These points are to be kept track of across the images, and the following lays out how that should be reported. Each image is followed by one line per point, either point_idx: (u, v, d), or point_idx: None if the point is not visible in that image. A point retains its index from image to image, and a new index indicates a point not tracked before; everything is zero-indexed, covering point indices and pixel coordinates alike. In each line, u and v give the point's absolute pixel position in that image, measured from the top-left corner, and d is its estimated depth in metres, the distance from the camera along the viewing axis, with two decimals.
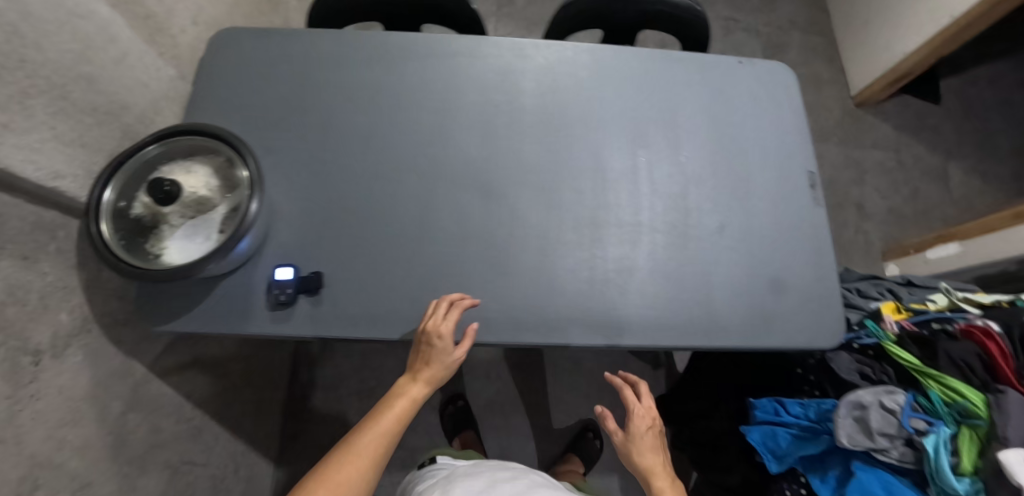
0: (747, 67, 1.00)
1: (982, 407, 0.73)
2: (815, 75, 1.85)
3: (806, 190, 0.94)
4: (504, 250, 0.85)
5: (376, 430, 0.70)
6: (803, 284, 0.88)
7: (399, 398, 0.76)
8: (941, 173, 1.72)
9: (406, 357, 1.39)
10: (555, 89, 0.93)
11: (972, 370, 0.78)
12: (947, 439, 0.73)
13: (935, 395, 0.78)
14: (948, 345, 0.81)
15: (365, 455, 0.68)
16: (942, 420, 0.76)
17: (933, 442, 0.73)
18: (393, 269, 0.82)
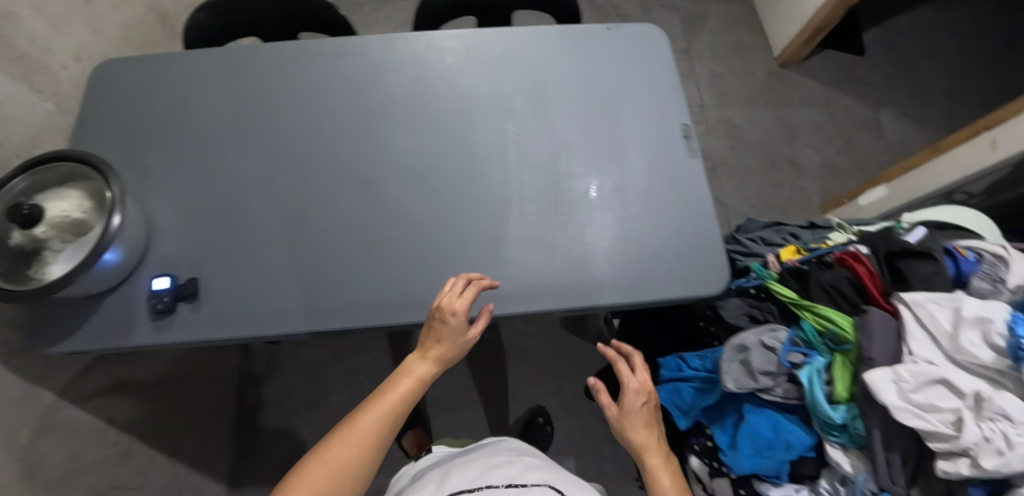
0: (615, 30, 0.93)
1: (850, 331, 0.63)
2: (739, 42, 1.82)
3: (679, 144, 0.84)
4: (351, 241, 0.78)
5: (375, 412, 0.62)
6: (681, 235, 0.78)
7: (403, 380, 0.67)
8: (873, 122, 1.71)
9: (348, 368, 1.39)
10: (413, 72, 0.89)
11: (844, 296, 0.67)
12: (821, 370, 0.63)
13: (808, 326, 0.67)
14: (820, 273, 0.70)
15: (361, 435, 0.60)
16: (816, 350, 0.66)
17: (807, 374, 0.63)
18: (239, 275, 0.77)
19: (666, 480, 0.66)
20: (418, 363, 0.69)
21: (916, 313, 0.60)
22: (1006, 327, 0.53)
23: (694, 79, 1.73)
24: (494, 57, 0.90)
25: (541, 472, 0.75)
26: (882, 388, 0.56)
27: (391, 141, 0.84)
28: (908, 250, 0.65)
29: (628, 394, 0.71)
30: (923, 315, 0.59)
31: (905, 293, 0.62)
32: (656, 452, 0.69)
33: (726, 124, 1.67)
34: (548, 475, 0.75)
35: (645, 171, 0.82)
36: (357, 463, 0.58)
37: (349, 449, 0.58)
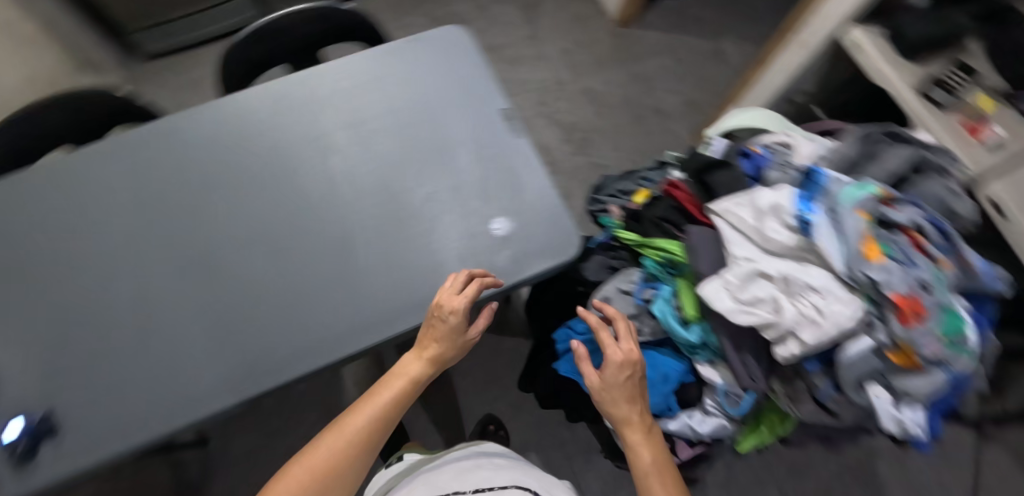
0: (418, 41, 0.95)
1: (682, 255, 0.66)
2: (578, 14, 1.90)
3: (502, 129, 0.87)
4: (208, 320, 0.75)
5: (361, 415, 0.70)
6: (522, 215, 0.80)
7: (393, 379, 0.75)
8: (714, 54, 1.84)
9: (288, 445, 1.31)
10: (235, 135, 0.88)
11: (672, 224, 0.69)
12: (671, 299, 0.66)
13: (652, 263, 0.70)
14: (651, 209, 0.72)
15: (349, 434, 0.68)
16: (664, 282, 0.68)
17: (661, 308, 0.66)
18: (94, 395, 0.70)
19: (649, 458, 0.57)
20: (412, 362, 0.76)
21: (729, 220, 0.62)
22: (795, 208, 0.57)
23: (547, 60, 1.78)
24: (307, 100, 0.90)
25: (505, 472, 0.77)
26: (713, 298, 0.57)
27: (228, 209, 0.82)
28: (708, 163, 0.68)
29: (611, 366, 0.59)
30: (733, 219, 0.61)
31: (715, 204, 0.64)
32: (639, 426, 0.59)
33: (587, 92, 1.73)
34: (514, 474, 0.77)
35: (477, 164, 0.84)
36: (347, 458, 0.67)
37: (339, 444, 0.67)
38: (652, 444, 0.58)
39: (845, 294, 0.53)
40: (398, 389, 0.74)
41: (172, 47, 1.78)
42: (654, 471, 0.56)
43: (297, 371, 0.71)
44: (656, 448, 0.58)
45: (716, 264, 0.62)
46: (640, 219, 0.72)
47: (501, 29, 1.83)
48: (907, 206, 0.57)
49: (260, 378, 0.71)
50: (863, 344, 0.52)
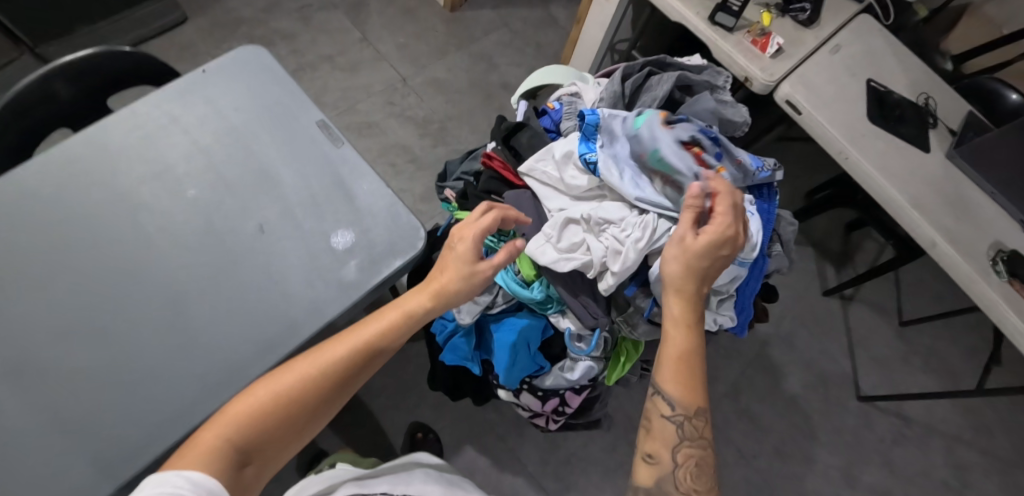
0: (208, 73, 0.89)
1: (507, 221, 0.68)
2: (406, 7, 1.86)
3: (322, 140, 0.84)
4: (26, 428, 0.62)
5: (338, 349, 0.61)
6: (361, 222, 0.79)
7: (397, 306, 0.65)
8: (547, 21, 1.91)
9: None
10: (12, 209, 0.73)
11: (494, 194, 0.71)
12: (508, 265, 0.68)
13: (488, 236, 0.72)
14: (475, 185, 0.73)
15: (326, 366, 0.60)
16: None
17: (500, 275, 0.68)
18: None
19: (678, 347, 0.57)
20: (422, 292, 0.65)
21: (537, 177, 0.65)
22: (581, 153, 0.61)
23: (385, 60, 1.74)
24: (97, 157, 0.80)
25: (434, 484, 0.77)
26: (537, 253, 0.60)
27: (17, 296, 0.68)
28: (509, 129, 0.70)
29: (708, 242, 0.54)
30: (540, 176, 0.64)
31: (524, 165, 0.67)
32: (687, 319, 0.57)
33: (434, 82, 1.72)
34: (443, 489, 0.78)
35: (304, 181, 0.81)
36: (313, 388, 0.59)
37: (304, 377, 0.58)
38: (689, 325, 0.57)
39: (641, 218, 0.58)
40: (391, 323, 0.64)
41: None
42: (676, 359, 0.57)
43: (139, 456, 0.62)
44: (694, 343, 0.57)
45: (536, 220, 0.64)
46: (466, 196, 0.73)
47: (332, 37, 1.76)
48: (681, 123, 0.62)
49: (108, 472, 0.60)
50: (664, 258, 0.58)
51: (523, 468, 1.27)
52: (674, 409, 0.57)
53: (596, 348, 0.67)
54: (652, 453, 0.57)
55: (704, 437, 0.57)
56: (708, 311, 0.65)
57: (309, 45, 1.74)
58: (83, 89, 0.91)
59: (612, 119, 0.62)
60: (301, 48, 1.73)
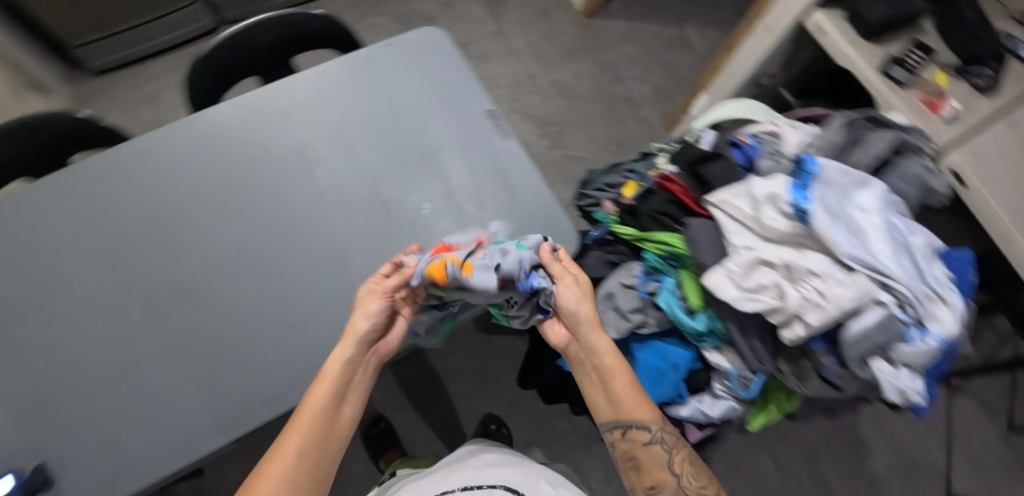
0: (391, 45, 0.91)
1: (683, 246, 0.66)
2: (542, 7, 1.88)
3: (490, 130, 0.85)
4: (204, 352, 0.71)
5: (311, 407, 0.66)
6: (521, 217, 0.79)
7: (316, 383, 0.66)
8: (680, 40, 1.87)
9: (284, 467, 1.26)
10: (212, 156, 0.84)
11: (668, 216, 0.70)
12: (674, 289, 0.67)
13: (653, 256, 0.71)
14: (646, 203, 0.73)
15: (303, 431, 0.65)
16: (666, 273, 0.69)
17: (665, 299, 0.67)
18: (78, 446, 0.66)
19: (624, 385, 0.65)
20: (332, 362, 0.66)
21: (726, 210, 0.63)
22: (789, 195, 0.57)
23: (515, 55, 1.77)
24: (282, 113, 0.86)
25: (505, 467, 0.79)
26: (719, 288, 0.59)
27: (209, 237, 0.78)
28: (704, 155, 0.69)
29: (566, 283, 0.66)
30: (731, 210, 0.63)
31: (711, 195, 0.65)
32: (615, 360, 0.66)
33: (557, 85, 1.72)
34: (507, 472, 0.77)
35: (468, 166, 0.82)
36: (305, 450, 0.65)
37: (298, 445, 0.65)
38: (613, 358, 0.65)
39: (844, 277, 0.55)
40: (323, 395, 0.66)
41: (118, 63, 1.70)
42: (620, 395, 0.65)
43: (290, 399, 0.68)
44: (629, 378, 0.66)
45: (719, 254, 0.63)
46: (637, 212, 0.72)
47: (469, 25, 1.81)
48: (873, 190, 0.61)
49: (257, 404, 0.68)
50: (864, 322, 0.54)
51: (586, 486, 1.25)
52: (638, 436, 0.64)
53: (755, 393, 0.65)
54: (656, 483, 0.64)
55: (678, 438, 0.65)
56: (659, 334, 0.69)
57: (446, 30, 1.80)
58: (273, 41, 0.93)
59: (827, 168, 0.59)
60: None
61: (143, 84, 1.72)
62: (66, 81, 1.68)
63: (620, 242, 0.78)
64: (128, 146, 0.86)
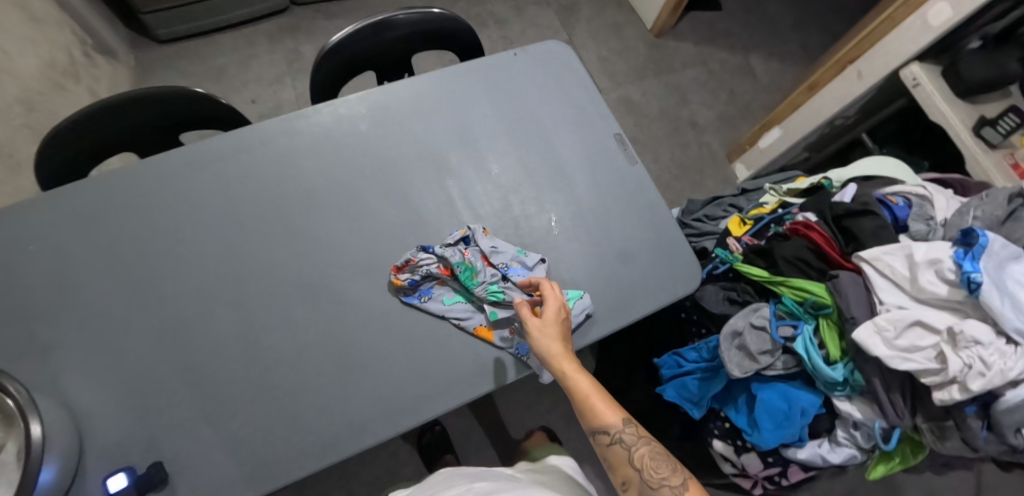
0: (519, 56, 0.92)
1: (827, 296, 0.69)
2: (613, 22, 1.90)
3: (619, 155, 0.86)
4: (332, 359, 0.69)
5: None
6: (647, 246, 0.80)
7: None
8: (746, 69, 1.88)
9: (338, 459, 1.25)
10: (337, 151, 0.81)
11: (808, 263, 0.73)
12: (812, 336, 0.69)
13: (789, 299, 0.72)
14: (783, 247, 0.75)
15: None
16: (802, 319, 0.70)
17: (802, 344, 0.68)
18: (197, 447, 0.64)
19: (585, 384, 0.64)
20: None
21: (876, 267, 0.66)
22: (954, 263, 0.60)
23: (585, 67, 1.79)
24: (411, 112, 0.85)
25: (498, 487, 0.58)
26: (872, 345, 0.61)
27: (334, 238, 0.76)
28: (851, 211, 0.72)
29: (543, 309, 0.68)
30: (883, 267, 0.65)
31: (863, 251, 0.68)
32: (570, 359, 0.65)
33: (625, 102, 1.75)
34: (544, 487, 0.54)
35: (597, 189, 0.83)
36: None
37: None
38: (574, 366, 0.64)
39: (1009, 347, 0.56)
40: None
41: (187, 33, 1.67)
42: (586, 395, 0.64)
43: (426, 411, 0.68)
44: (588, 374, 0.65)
45: (868, 309, 0.65)
46: (775, 255, 0.75)
47: (541, 33, 1.83)
48: None
49: (388, 418, 0.67)
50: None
51: None
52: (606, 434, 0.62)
53: (893, 446, 0.66)
54: (625, 481, 0.61)
55: (646, 438, 0.62)
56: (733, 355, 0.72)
57: (519, 36, 1.82)
58: (401, 38, 0.92)
59: (993, 242, 0.59)
60: (511, 36, 1.81)
61: (211, 55, 1.70)
62: (131, 46, 1.65)
63: (743, 281, 0.81)
64: (248, 129, 0.81)
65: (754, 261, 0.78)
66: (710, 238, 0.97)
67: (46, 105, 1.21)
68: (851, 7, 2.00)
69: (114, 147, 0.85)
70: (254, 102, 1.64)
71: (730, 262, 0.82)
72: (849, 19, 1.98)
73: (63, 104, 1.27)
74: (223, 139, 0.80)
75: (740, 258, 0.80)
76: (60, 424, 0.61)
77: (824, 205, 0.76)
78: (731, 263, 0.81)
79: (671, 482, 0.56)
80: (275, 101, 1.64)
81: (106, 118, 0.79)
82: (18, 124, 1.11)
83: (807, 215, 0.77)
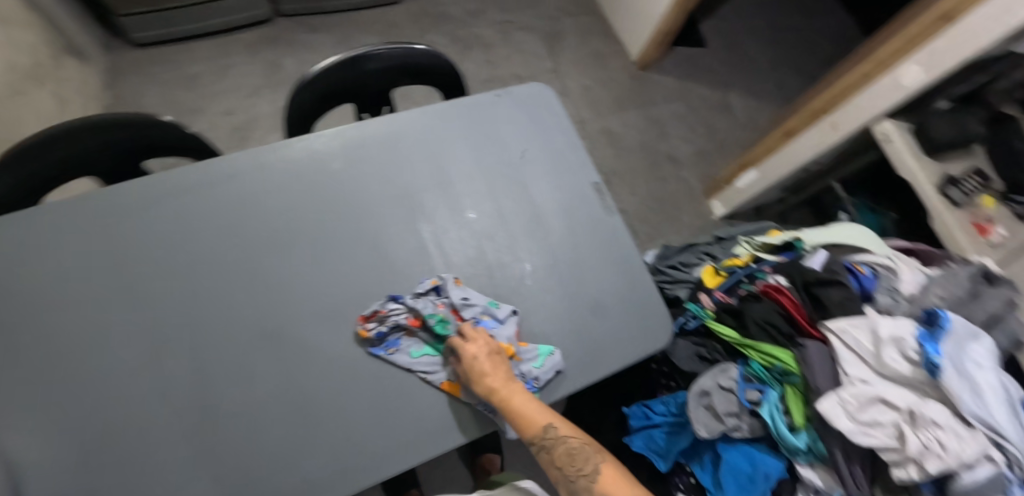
0: (501, 97, 0.91)
1: (794, 364, 0.73)
2: (598, 52, 1.92)
3: (596, 204, 0.86)
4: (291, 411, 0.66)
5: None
6: (619, 298, 0.79)
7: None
8: (725, 106, 1.92)
9: None
10: (309, 189, 0.79)
11: (777, 328, 0.78)
12: (778, 403, 0.71)
13: (757, 364, 0.77)
14: (754, 310, 0.81)
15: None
16: (769, 385, 0.74)
17: (768, 410, 0.71)
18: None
19: (518, 402, 0.65)
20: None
21: (842, 338, 0.71)
22: (916, 342, 0.64)
23: (569, 96, 1.81)
24: (387, 151, 0.83)
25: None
26: (836, 418, 0.62)
27: (299, 283, 0.73)
28: (821, 279, 0.80)
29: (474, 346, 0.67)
30: (849, 340, 0.70)
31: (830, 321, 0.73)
32: (500, 380, 0.65)
33: (607, 134, 1.78)
34: None
35: (573, 239, 0.82)
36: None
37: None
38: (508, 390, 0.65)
39: (965, 431, 0.58)
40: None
41: (164, 38, 1.63)
42: (517, 411, 0.65)
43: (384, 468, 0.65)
44: (517, 388, 0.66)
45: (832, 381, 0.69)
46: (746, 317, 0.81)
47: (527, 60, 1.85)
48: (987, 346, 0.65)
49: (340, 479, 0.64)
50: (980, 476, 0.57)
51: None
52: (533, 442, 0.65)
53: None
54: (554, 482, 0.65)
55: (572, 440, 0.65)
56: (704, 417, 0.73)
57: (504, 61, 1.83)
58: (382, 72, 0.91)
59: (955, 327, 0.63)
60: (497, 61, 1.82)
61: (187, 62, 1.65)
62: (101, 49, 1.60)
63: (713, 339, 0.87)
64: (220, 162, 0.79)
65: (725, 319, 0.85)
66: (684, 286, 1.03)
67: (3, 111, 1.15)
68: (827, 49, 2.06)
69: (69, 172, 0.81)
70: (229, 114, 1.59)
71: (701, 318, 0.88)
72: (825, 60, 2.04)
73: (23, 111, 1.21)
74: (188, 171, 0.78)
75: (711, 315, 0.87)
76: None
77: (796, 269, 0.85)
78: (702, 319, 0.88)
79: (587, 475, 0.62)
80: (251, 114, 1.60)
81: (61, 144, 0.76)
82: None
83: (778, 278, 0.85)
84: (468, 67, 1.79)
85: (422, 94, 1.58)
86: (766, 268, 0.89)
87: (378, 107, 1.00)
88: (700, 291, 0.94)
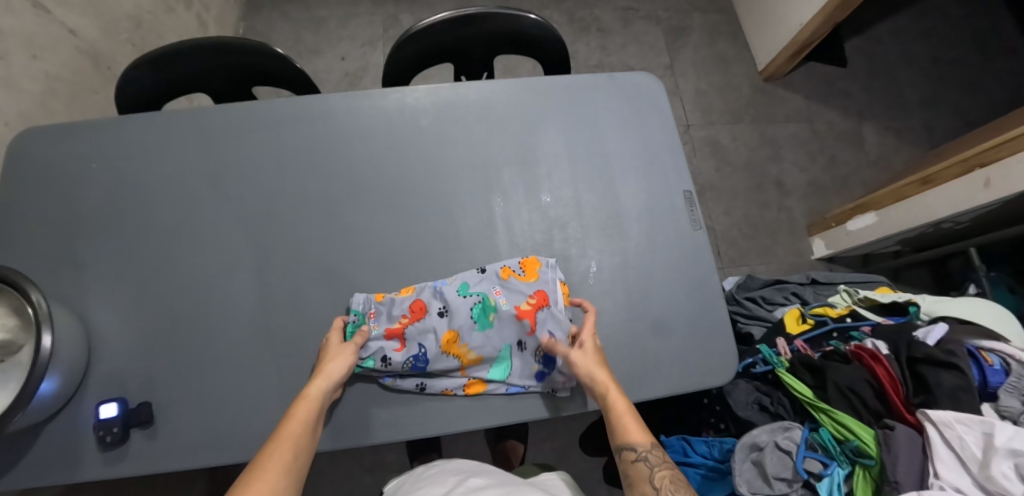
0: (606, 80, 0.86)
1: (872, 445, 0.70)
2: (720, 54, 1.78)
3: (682, 215, 0.79)
4: None
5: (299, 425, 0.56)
6: (685, 319, 0.73)
7: (297, 404, 0.59)
8: (856, 137, 1.70)
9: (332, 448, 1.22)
10: (393, 142, 0.80)
11: (864, 401, 0.74)
12: (842, 482, 0.70)
13: (828, 433, 0.74)
14: (839, 376, 0.76)
15: (300, 427, 0.56)
16: (836, 461, 0.71)
17: (827, 486, 0.69)
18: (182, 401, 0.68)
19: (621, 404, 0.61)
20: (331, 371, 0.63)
21: (943, 433, 0.66)
22: None
23: (679, 97, 1.70)
24: (477, 118, 0.81)
25: (496, 489, 0.55)
26: None
27: (358, 230, 0.75)
28: (931, 359, 0.72)
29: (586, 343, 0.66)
30: (953, 437, 0.64)
31: (930, 410, 0.68)
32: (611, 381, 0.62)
33: (711, 143, 1.65)
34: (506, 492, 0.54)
35: (648, 246, 0.76)
36: (298, 459, 0.54)
37: (293, 451, 0.54)
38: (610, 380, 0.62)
39: None
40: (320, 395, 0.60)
41: None
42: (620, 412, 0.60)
43: (424, 426, 0.66)
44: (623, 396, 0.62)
45: (913, 475, 0.65)
46: (827, 380, 0.77)
47: (641, 52, 1.75)
48: None
49: (364, 427, 0.66)
50: None
51: None
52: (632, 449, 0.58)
53: None
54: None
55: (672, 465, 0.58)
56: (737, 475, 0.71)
57: (618, 49, 1.75)
58: (487, 37, 0.89)
59: None
60: (611, 47, 1.74)
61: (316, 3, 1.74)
62: None
63: (781, 391, 0.83)
64: (316, 101, 0.82)
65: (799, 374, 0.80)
66: (761, 324, 0.98)
67: (153, 25, 1.29)
68: (999, 94, 1.74)
69: (187, 85, 0.88)
70: (343, 60, 1.66)
71: (773, 365, 0.85)
72: (994, 108, 1.73)
73: (169, 27, 1.35)
74: (293, 103, 0.81)
75: (785, 365, 0.83)
76: (75, 343, 0.67)
77: (900, 339, 0.77)
78: (773, 367, 0.84)
79: None
80: (363, 63, 1.66)
81: (186, 58, 0.83)
82: (121, 39, 1.19)
83: (878, 345, 0.80)
84: (579, 50, 1.73)
85: (528, 70, 1.55)
86: (863, 329, 0.85)
87: (477, 73, 0.98)
88: (779, 335, 0.91)
